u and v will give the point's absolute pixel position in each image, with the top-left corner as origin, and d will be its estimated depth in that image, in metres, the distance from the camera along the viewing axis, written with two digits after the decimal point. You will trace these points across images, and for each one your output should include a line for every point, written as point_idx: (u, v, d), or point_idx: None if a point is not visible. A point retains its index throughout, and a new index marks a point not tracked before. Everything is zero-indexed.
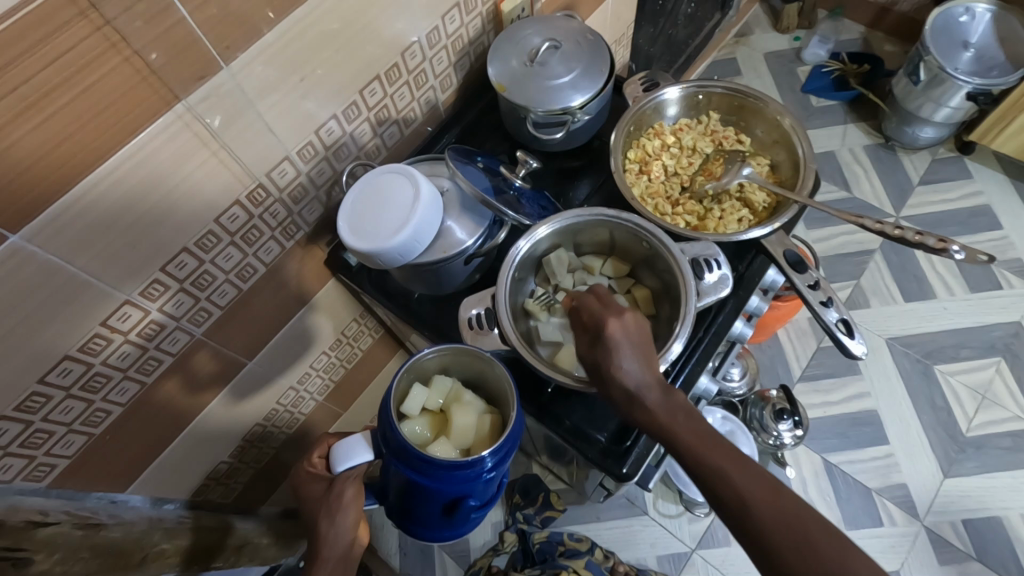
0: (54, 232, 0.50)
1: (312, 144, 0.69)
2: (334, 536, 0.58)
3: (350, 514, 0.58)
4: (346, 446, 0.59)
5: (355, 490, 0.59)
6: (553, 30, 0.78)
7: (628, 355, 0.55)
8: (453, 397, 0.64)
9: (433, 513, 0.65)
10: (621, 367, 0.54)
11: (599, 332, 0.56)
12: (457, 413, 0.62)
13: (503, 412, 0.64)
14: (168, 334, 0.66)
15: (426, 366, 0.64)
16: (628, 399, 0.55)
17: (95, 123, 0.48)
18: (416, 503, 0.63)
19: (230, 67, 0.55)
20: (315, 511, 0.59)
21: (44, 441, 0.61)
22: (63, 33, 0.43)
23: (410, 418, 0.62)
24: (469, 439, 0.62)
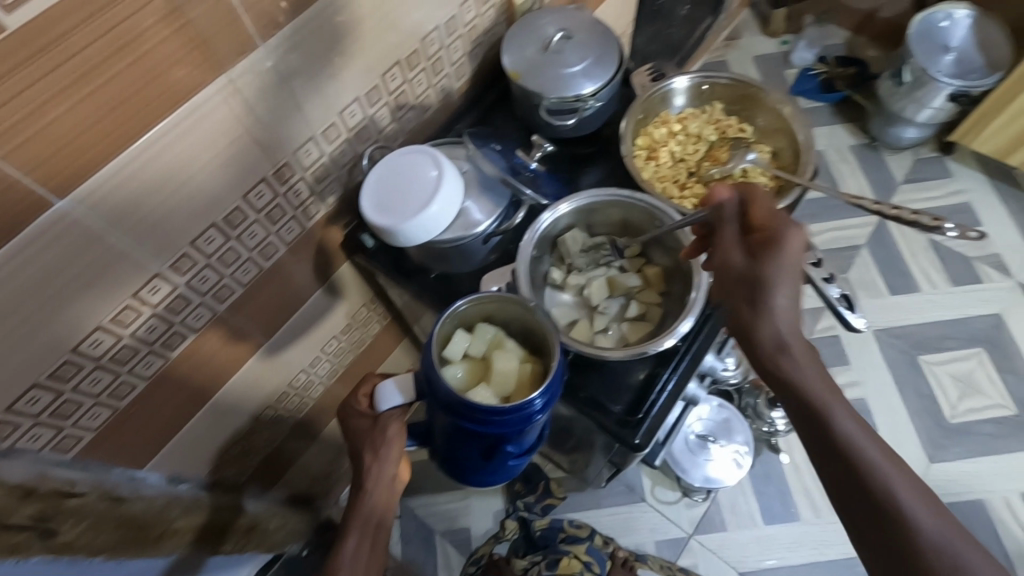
0: (97, 200, 0.52)
1: (336, 125, 0.71)
2: (378, 469, 0.64)
3: (392, 450, 0.63)
4: (385, 389, 0.61)
5: (398, 426, 0.63)
6: (565, 21, 0.82)
7: (788, 286, 0.60)
8: (494, 345, 0.65)
9: (474, 456, 0.67)
10: (778, 302, 0.59)
11: (772, 247, 0.60)
12: (498, 361, 0.63)
13: (544, 362, 0.64)
14: (193, 309, 0.67)
15: (467, 314, 0.65)
16: (777, 348, 0.61)
17: (142, 94, 0.50)
18: (459, 444, 0.64)
19: (266, 45, 0.57)
20: (361, 446, 0.64)
21: (73, 411, 0.62)
22: (120, 4, 0.45)
23: (451, 363, 0.63)
24: (509, 387, 0.62)
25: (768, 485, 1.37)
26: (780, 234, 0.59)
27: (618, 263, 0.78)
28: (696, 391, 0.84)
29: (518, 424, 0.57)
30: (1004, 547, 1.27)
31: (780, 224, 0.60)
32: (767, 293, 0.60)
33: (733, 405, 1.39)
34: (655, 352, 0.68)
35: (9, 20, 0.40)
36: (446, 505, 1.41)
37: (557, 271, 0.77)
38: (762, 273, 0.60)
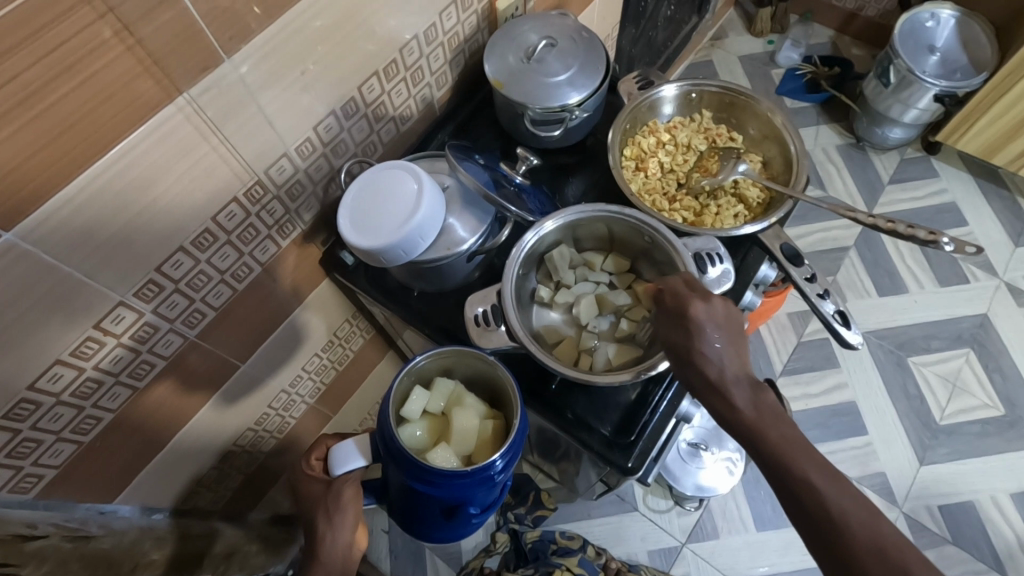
0: (50, 229, 0.48)
1: (310, 140, 0.68)
2: (333, 535, 0.61)
3: (347, 515, 0.61)
4: (342, 450, 0.61)
5: (353, 491, 0.61)
6: (549, 28, 0.79)
7: (714, 338, 0.58)
8: (454, 400, 0.64)
9: (434, 513, 0.66)
10: (706, 352, 0.57)
11: (681, 314, 0.60)
12: (458, 417, 0.62)
13: (506, 416, 0.64)
14: (162, 336, 0.64)
15: (426, 369, 0.65)
16: (711, 386, 0.57)
17: (95, 116, 0.47)
18: (417, 504, 0.63)
19: (231, 59, 0.54)
20: (316, 511, 0.62)
21: (32, 450, 0.58)
22: (66, 20, 0.41)
23: (410, 421, 0.62)
24: (471, 444, 0.62)
25: (759, 490, 1.37)
26: (683, 300, 0.60)
27: (607, 279, 0.76)
28: (689, 409, 0.82)
29: (475, 485, 0.57)
30: (994, 548, 1.27)
31: (686, 291, 0.61)
32: (692, 355, 0.58)
33: None
34: (647, 377, 0.65)
35: None
36: None
37: (545, 287, 0.75)
38: (680, 337, 0.59)
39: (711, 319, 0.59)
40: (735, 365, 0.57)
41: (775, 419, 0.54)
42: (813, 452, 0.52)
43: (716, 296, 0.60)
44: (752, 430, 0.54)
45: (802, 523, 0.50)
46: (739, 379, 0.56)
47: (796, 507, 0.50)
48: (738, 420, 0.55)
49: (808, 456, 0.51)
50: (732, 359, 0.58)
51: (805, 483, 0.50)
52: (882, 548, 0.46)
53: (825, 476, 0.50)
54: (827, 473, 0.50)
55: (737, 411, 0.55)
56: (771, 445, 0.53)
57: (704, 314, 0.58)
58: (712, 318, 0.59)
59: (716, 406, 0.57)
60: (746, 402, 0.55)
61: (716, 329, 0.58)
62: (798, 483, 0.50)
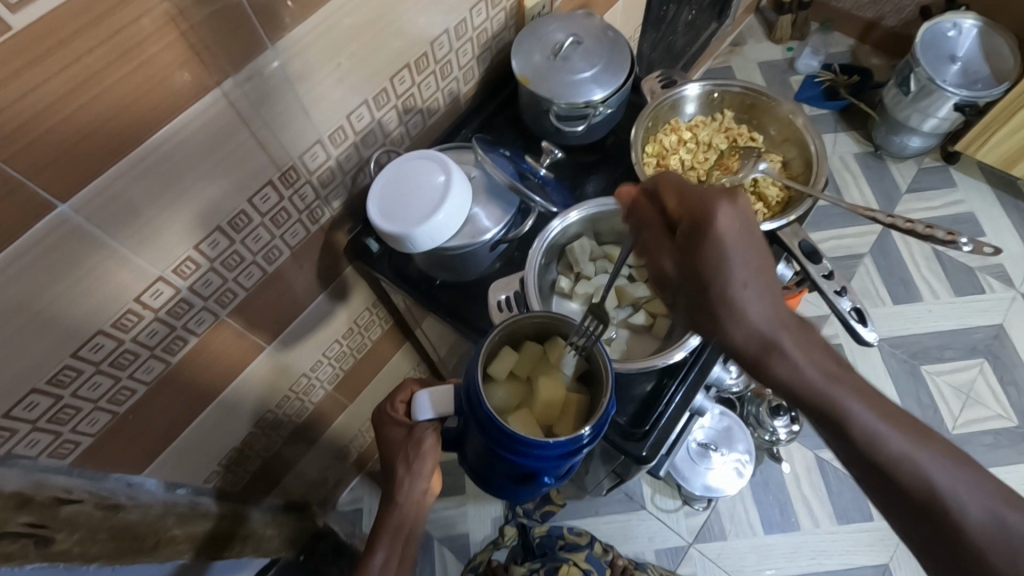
0: (99, 203, 0.51)
1: (343, 129, 0.70)
2: (410, 482, 0.62)
3: (426, 463, 0.61)
4: (421, 399, 0.58)
5: (434, 440, 0.61)
6: (575, 27, 0.81)
7: (746, 272, 0.51)
8: (542, 367, 0.59)
9: (505, 480, 0.60)
10: (749, 305, 0.50)
11: (705, 227, 0.51)
12: (545, 385, 0.57)
13: (594, 393, 0.57)
14: (196, 313, 0.66)
15: (517, 329, 0.59)
16: (763, 349, 0.51)
17: (146, 96, 0.49)
18: (490, 468, 0.58)
19: (274, 48, 0.56)
20: (394, 455, 0.63)
21: (72, 417, 0.60)
22: (128, 5, 0.44)
23: (495, 380, 0.58)
24: (555, 416, 0.56)
25: (768, 494, 1.37)
26: (707, 206, 0.51)
27: (626, 272, 0.77)
28: (702, 403, 0.83)
29: (558, 458, 0.51)
30: None
31: (703, 200, 0.53)
32: (721, 295, 0.52)
33: (735, 414, 1.38)
34: (664, 365, 0.67)
35: (12, 20, 0.39)
36: (444, 511, 1.40)
37: (566, 277, 0.76)
38: (705, 261, 0.52)
39: (734, 229, 0.51)
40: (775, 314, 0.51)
41: (812, 364, 0.50)
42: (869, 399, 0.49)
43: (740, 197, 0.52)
44: (806, 387, 0.50)
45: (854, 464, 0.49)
46: (789, 327, 0.51)
47: (846, 450, 0.49)
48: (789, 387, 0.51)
49: (848, 387, 0.50)
50: (766, 306, 0.51)
51: (852, 422, 0.49)
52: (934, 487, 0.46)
53: (875, 414, 0.49)
54: (878, 411, 0.49)
55: (802, 375, 0.50)
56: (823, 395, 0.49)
57: (729, 225, 0.51)
58: (735, 227, 0.52)
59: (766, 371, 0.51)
60: (791, 370, 0.50)
61: (748, 264, 0.51)
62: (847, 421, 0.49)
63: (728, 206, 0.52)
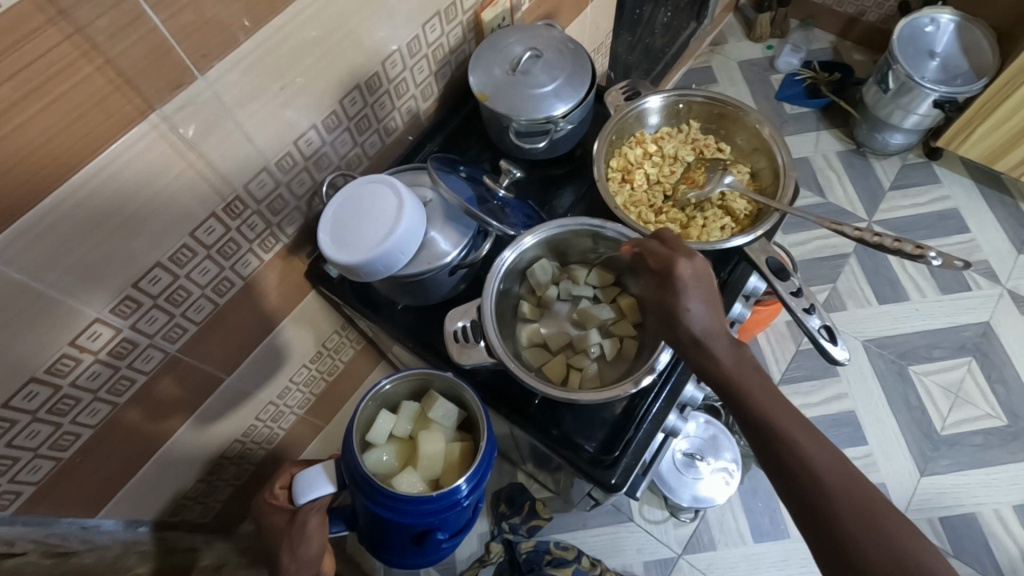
0: (20, 249, 0.48)
1: (292, 154, 0.68)
2: (298, 567, 0.60)
3: (311, 545, 0.60)
4: (306, 478, 0.62)
5: (319, 520, 0.61)
6: (534, 40, 0.78)
7: (697, 297, 0.59)
8: (421, 423, 0.66)
9: (402, 542, 0.65)
10: (689, 310, 0.58)
11: (668, 275, 0.60)
12: (425, 441, 0.63)
13: (475, 438, 0.64)
14: (141, 352, 0.64)
15: (393, 393, 0.66)
16: (694, 341, 0.57)
17: (63, 134, 0.46)
18: (385, 533, 0.63)
19: (206, 76, 0.53)
20: (278, 541, 0.61)
21: (10, 466, 0.58)
22: (31, 42, 0.41)
23: (376, 446, 0.64)
24: (438, 468, 0.63)
25: (757, 501, 1.35)
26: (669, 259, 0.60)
27: (592, 293, 0.74)
28: (677, 422, 0.82)
29: (440, 510, 0.57)
30: (996, 561, 1.24)
31: (670, 253, 0.62)
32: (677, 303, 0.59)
33: (721, 421, 1.37)
34: (631, 392, 0.65)
35: None
36: None
37: (529, 302, 0.74)
38: (667, 297, 0.60)
39: (693, 279, 0.60)
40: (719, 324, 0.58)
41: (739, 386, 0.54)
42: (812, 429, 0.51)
43: (700, 255, 0.61)
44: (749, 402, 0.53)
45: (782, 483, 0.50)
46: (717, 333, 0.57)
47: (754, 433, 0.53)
48: (717, 371, 0.55)
49: (788, 416, 0.52)
50: (708, 318, 0.58)
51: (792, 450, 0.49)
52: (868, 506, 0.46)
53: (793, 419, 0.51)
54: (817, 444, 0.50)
55: (719, 363, 0.56)
56: (756, 409, 0.53)
57: (689, 272, 0.59)
58: (695, 279, 0.60)
59: (699, 360, 0.57)
60: (720, 358, 0.56)
61: (701, 295, 0.59)
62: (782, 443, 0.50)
63: (688, 260, 0.61)
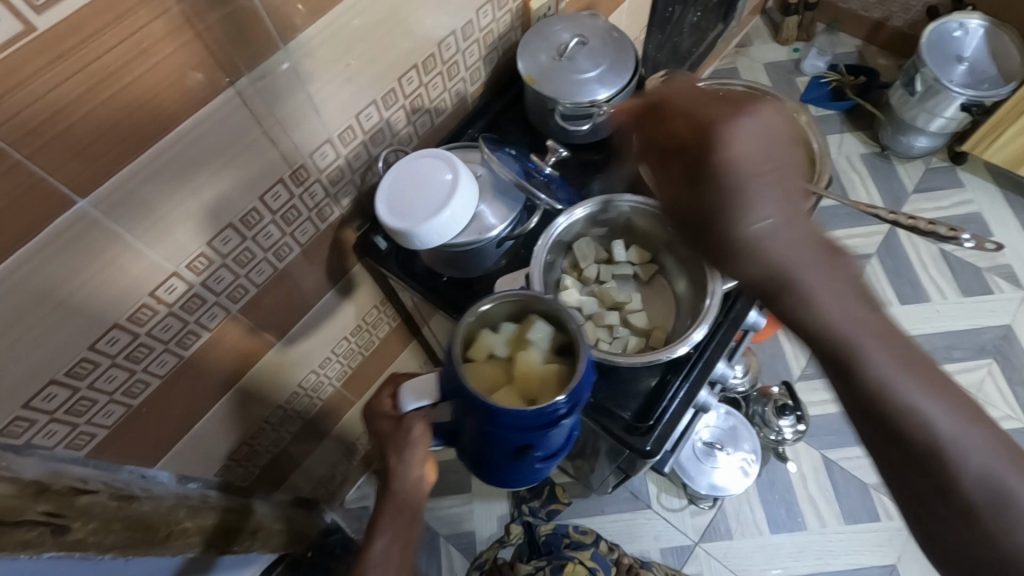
0: (116, 200, 0.52)
1: (352, 128, 0.72)
2: (403, 473, 0.61)
3: (417, 451, 0.60)
4: (412, 388, 0.58)
5: (422, 429, 0.60)
6: (581, 27, 0.82)
7: (770, 204, 0.46)
8: (518, 345, 0.58)
9: (502, 459, 0.62)
10: (758, 215, 0.46)
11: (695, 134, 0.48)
12: (521, 358, 0.56)
13: (573, 362, 0.56)
14: (208, 309, 0.68)
15: (490, 313, 0.60)
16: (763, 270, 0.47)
17: (163, 96, 0.50)
18: (484, 451, 0.60)
19: (286, 48, 0.58)
20: (384, 446, 0.61)
21: (87, 409, 0.62)
22: (145, 8, 0.45)
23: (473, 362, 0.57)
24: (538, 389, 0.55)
25: (773, 493, 1.36)
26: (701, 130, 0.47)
27: (632, 270, 0.78)
28: (708, 397, 0.85)
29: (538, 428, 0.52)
30: None
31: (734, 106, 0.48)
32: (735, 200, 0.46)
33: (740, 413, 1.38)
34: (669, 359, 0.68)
35: (37, 21, 0.40)
36: (450, 508, 1.41)
37: (571, 277, 0.77)
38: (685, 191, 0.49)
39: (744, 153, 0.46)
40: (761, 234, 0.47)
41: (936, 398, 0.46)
42: (900, 337, 0.47)
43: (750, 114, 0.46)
44: (825, 317, 0.47)
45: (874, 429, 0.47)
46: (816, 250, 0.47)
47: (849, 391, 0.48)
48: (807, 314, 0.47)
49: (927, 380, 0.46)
50: (779, 230, 0.46)
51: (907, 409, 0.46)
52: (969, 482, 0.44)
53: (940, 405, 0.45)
54: None
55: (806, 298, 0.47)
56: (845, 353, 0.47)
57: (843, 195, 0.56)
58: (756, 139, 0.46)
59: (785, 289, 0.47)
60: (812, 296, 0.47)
61: (763, 182, 0.46)
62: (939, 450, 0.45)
63: (772, 108, 0.46)
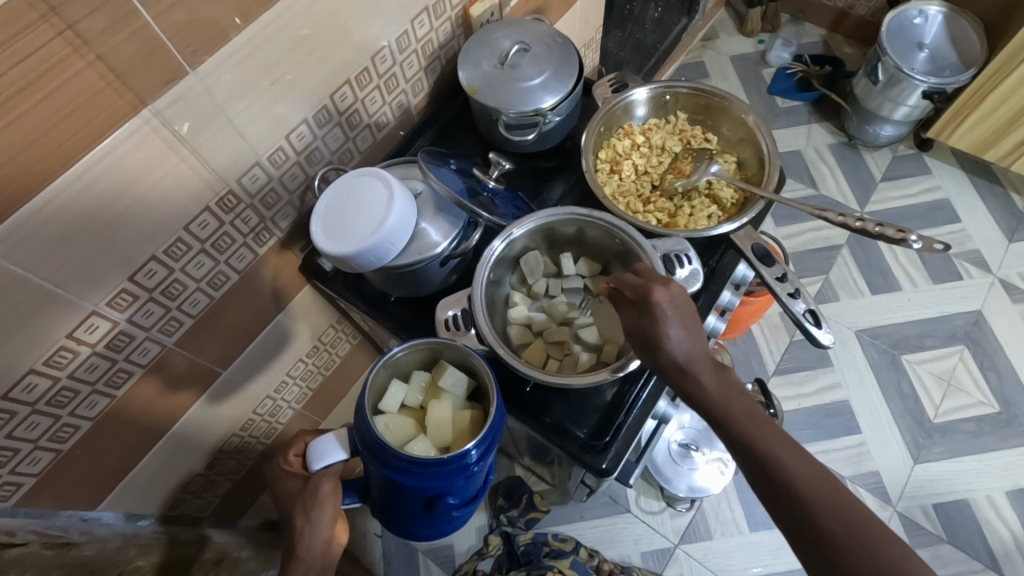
0: (16, 242, 0.49)
1: (283, 149, 0.69)
2: (310, 533, 0.59)
3: (326, 510, 0.60)
4: (320, 444, 0.61)
5: (331, 486, 0.61)
6: (522, 34, 0.80)
7: (674, 322, 0.59)
8: (431, 393, 0.64)
9: (414, 507, 0.64)
10: (669, 335, 0.58)
11: (645, 301, 0.60)
12: (434, 408, 0.62)
13: (485, 407, 0.63)
14: (138, 345, 0.65)
15: (403, 362, 0.65)
16: (680, 368, 0.57)
17: (58, 129, 0.47)
18: (396, 500, 0.63)
19: (197, 71, 0.55)
20: (293, 506, 0.61)
21: (10, 458, 0.59)
22: (24, 39, 0.42)
23: (387, 414, 0.62)
24: (447, 435, 0.62)
25: (752, 491, 1.36)
26: (645, 287, 0.60)
27: (582, 283, 0.77)
28: (667, 409, 0.85)
29: (446, 476, 0.57)
30: (990, 547, 1.26)
31: (643, 283, 0.62)
32: (653, 338, 0.59)
33: None
34: (620, 375, 0.66)
35: None
36: None
37: (520, 291, 0.76)
38: (646, 325, 0.59)
39: (672, 303, 0.60)
40: (693, 347, 0.58)
41: (796, 457, 0.50)
42: (753, 404, 0.55)
43: (659, 289, 0.60)
44: (702, 397, 0.56)
45: (760, 489, 0.51)
46: (705, 356, 0.58)
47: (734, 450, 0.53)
48: (703, 399, 0.56)
49: (776, 436, 0.52)
50: (690, 344, 0.58)
51: (771, 462, 0.50)
52: (848, 521, 0.46)
53: (789, 449, 0.51)
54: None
55: (703, 390, 0.56)
56: (734, 418, 0.54)
57: (665, 298, 0.59)
58: (673, 302, 0.60)
59: (684, 389, 0.57)
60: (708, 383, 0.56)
61: (678, 318, 0.59)
62: (814, 492, 0.48)
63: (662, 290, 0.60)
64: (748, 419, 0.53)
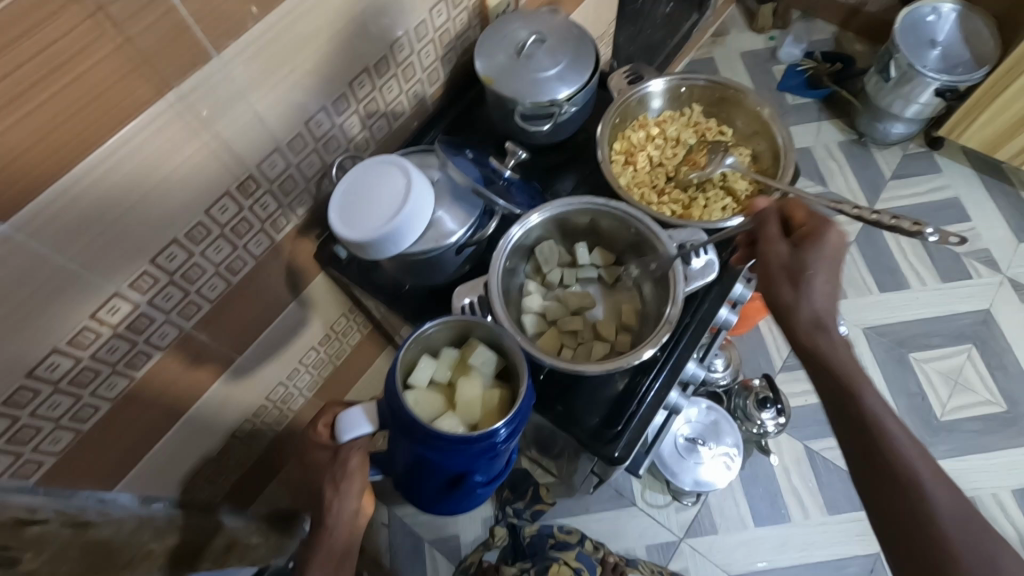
0: (43, 222, 0.50)
1: (302, 136, 0.69)
2: (338, 504, 0.63)
3: (353, 483, 0.63)
4: (349, 417, 0.61)
5: (360, 459, 0.63)
6: (538, 24, 0.80)
7: (823, 273, 0.61)
8: (460, 370, 0.65)
9: (437, 483, 0.65)
10: (814, 284, 0.60)
11: (810, 241, 0.62)
12: (463, 386, 0.63)
13: (513, 388, 0.63)
14: (157, 328, 0.66)
15: (434, 338, 0.65)
16: (815, 324, 0.61)
17: (86, 111, 0.48)
18: (420, 476, 0.64)
19: (221, 56, 0.55)
20: (322, 478, 0.64)
21: (32, 436, 0.60)
22: (56, 20, 0.43)
23: (417, 388, 0.63)
24: (476, 414, 0.62)
25: (758, 486, 1.36)
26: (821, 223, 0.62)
27: (596, 273, 0.77)
28: (678, 401, 0.85)
29: (473, 454, 0.57)
30: None
31: (812, 224, 0.63)
32: (801, 279, 0.61)
33: (723, 407, 1.37)
34: (634, 364, 0.66)
35: None
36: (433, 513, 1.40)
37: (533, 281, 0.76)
38: (801, 263, 0.61)
39: (819, 256, 0.61)
40: (830, 304, 0.61)
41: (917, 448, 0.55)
42: (873, 385, 0.58)
43: (829, 232, 0.62)
44: (833, 360, 0.59)
45: (870, 468, 0.56)
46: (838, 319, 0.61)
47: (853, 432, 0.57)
48: (834, 359, 0.59)
49: (898, 425, 0.56)
50: (826, 297, 0.61)
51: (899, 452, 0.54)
52: (964, 517, 0.51)
53: (912, 442, 0.55)
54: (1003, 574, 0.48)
55: (835, 349, 0.60)
56: (858, 400, 0.58)
57: (836, 245, 0.61)
58: (820, 255, 0.61)
59: (817, 340, 0.61)
60: (832, 347, 0.60)
61: (827, 273, 0.61)
62: (935, 482, 0.53)
63: (838, 235, 0.61)
64: (878, 402, 0.57)
